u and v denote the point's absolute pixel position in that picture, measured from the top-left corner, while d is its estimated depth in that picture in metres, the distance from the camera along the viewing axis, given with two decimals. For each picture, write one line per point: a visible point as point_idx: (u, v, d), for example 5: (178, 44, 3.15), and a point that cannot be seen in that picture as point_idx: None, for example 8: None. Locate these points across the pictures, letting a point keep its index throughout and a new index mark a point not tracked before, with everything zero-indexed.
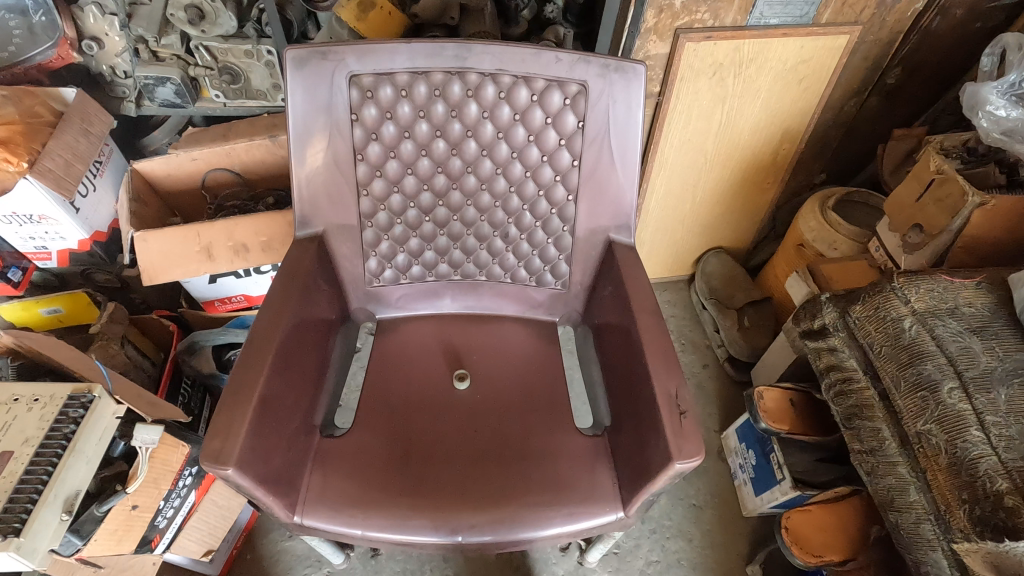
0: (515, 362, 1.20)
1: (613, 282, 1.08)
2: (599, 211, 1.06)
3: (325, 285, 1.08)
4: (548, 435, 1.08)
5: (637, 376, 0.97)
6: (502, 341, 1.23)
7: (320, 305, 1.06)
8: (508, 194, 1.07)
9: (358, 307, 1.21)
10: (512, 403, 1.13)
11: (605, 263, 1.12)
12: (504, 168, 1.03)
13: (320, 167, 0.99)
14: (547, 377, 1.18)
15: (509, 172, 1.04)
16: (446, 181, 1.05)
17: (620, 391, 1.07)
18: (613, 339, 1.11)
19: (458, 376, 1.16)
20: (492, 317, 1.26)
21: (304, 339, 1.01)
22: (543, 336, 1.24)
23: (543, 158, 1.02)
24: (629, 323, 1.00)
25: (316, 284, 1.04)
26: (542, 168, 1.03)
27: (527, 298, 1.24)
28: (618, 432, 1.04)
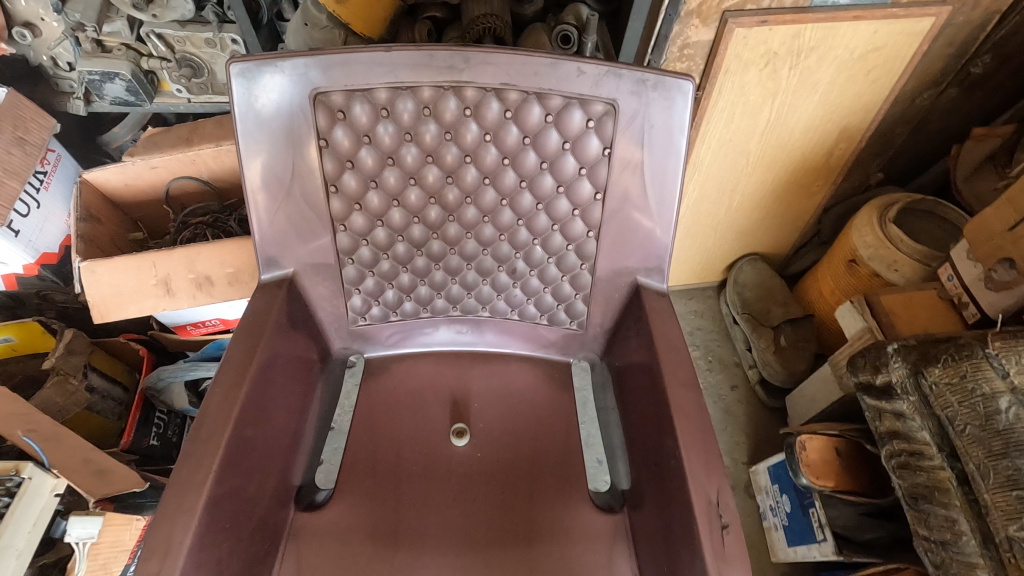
0: (522, 412, 1.04)
1: (639, 334, 0.90)
2: (626, 250, 0.88)
3: (299, 332, 0.91)
4: (557, 510, 0.93)
5: (665, 460, 0.80)
6: (508, 386, 1.07)
7: (295, 357, 0.91)
8: (515, 227, 0.88)
9: (342, 344, 1.05)
10: (518, 465, 0.98)
11: (630, 307, 0.94)
12: (511, 199, 0.85)
13: (285, 200, 0.82)
14: (560, 433, 1.02)
15: (517, 203, 0.85)
16: (441, 213, 0.87)
17: (642, 460, 0.91)
18: (636, 397, 0.94)
19: (455, 430, 1.01)
20: (497, 355, 1.10)
21: (277, 402, 0.86)
22: (554, 379, 1.08)
23: (559, 189, 0.83)
24: (656, 393, 0.83)
25: (288, 334, 0.88)
26: (557, 201, 0.84)
27: (537, 336, 1.07)
28: (639, 510, 0.89)
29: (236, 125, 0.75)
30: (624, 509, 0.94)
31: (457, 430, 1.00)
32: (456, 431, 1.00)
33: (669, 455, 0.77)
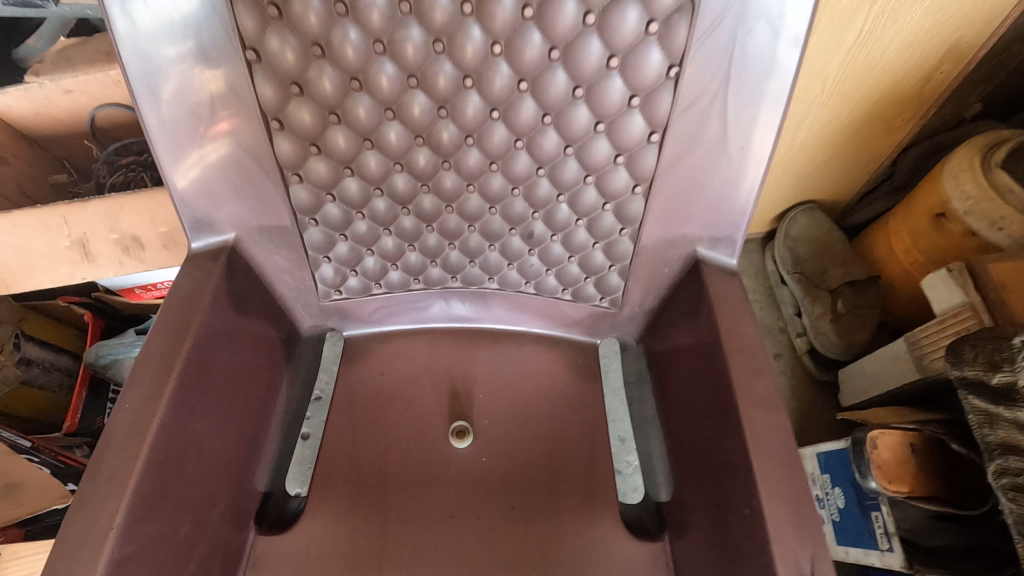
0: (538, 407, 0.84)
1: (693, 324, 0.68)
2: (683, 213, 0.64)
3: (249, 315, 0.70)
4: (581, 532, 0.75)
5: (721, 500, 0.60)
6: (519, 373, 0.87)
7: (245, 348, 0.70)
8: (534, 177, 0.65)
9: (313, 320, 0.85)
10: (532, 476, 0.79)
11: (683, 285, 0.71)
12: (529, 140, 0.61)
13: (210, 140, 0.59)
14: (584, 435, 0.82)
15: (537, 145, 0.62)
16: (432, 158, 0.64)
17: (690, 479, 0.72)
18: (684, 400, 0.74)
19: (456, 430, 0.82)
20: (507, 335, 0.89)
21: (225, 408, 0.66)
22: (577, 366, 0.87)
23: (596, 126, 0.59)
24: (717, 408, 0.62)
25: (233, 319, 0.66)
26: (593, 143, 0.61)
27: (557, 314, 0.86)
28: (685, 542, 0.70)
29: (118, 29, 0.51)
30: (666, 535, 0.75)
31: (457, 431, 0.81)
32: (457, 431, 0.82)
33: (732, 498, 0.57)
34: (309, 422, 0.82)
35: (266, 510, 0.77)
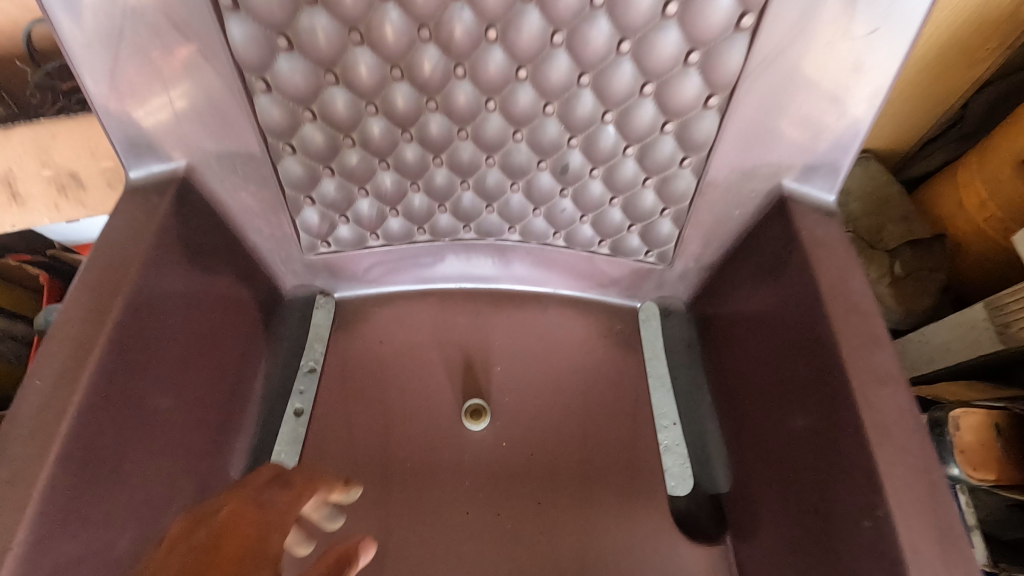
0: (567, 383, 0.71)
1: (772, 281, 0.54)
2: (769, 133, 0.50)
3: (207, 269, 0.56)
4: (622, 533, 0.63)
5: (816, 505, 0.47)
6: (544, 343, 0.73)
7: (206, 311, 0.56)
8: (574, 87, 0.50)
9: (296, 279, 0.70)
10: (562, 465, 0.66)
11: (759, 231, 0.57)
12: (571, 32, 0.46)
13: (145, 37, 0.45)
14: (622, 416, 0.69)
15: (580, 40, 0.47)
16: (442, 59, 0.49)
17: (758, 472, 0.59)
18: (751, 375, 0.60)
19: (470, 410, 0.68)
20: (529, 297, 0.75)
21: (184, 384, 0.53)
22: (613, 334, 0.73)
23: (663, 10, 0.44)
24: (811, 386, 0.48)
25: (183, 274, 0.52)
26: (656, 35, 0.46)
27: (590, 272, 0.71)
28: (754, 548, 0.58)
29: None
30: (727, 537, 0.62)
31: (471, 411, 0.68)
32: (471, 412, 0.68)
33: (836, 504, 0.44)
34: (296, 399, 0.68)
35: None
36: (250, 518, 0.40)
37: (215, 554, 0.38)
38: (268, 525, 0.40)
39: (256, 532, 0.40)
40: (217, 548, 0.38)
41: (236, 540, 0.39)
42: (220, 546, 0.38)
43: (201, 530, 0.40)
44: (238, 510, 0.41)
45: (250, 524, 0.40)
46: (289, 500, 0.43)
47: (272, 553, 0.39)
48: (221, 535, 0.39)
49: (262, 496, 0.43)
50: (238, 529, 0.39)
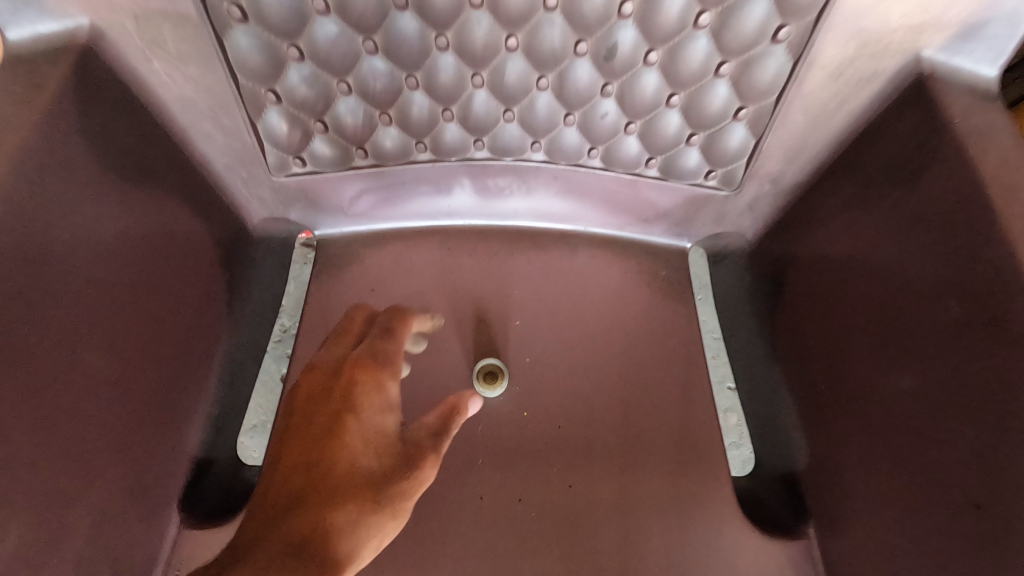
0: (601, 338, 0.58)
1: (898, 200, 0.41)
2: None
3: (123, 181, 0.42)
4: (669, 516, 0.51)
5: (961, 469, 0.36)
6: (574, 293, 0.60)
7: (130, 238, 0.42)
8: None
9: (266, 211, 0.56)
10: (597, 441, 0.54)
11: (881, 132, 0.43)
12: None
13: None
14: (669, 377, 0.56)
15: None
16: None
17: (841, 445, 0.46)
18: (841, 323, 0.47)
19: (481, 372, 0.56)
20: (554, 236, 0.62)
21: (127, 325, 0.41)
22: (657, 283, 0.60)
23: None
24: (943, 331, 0.37)
25: (81, 182, 0.39)
26: None
27: (631, 204, 0.57)
28: (843, 538, 0.46)
29: None
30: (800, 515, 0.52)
31: (484, 374, 0.55)
32: (484, 374, 0.55)
33: (1000, 453, 0.34)
34: (275, 364, 0.56)
35: (204, 493, 0.50)
36: (368, 373, 0.43)
37: (339, 409, 0.42)
38: (385, 381, 0.43)
39: (373, 390, 0.43)
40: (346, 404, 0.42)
41: (355, 397, 0.42)
42: (341, 403, 0.42)
43: (333, 380, 0.44)
44: (356, 363, 0.44)
45: (368, 380, 0.43)
46: (395, 354, 0.45)
47: (388, 411, 0.43)
48: (342, 392, 0.43)
49: (369, 354, 0.44)
50: (356, 386, 0.43)
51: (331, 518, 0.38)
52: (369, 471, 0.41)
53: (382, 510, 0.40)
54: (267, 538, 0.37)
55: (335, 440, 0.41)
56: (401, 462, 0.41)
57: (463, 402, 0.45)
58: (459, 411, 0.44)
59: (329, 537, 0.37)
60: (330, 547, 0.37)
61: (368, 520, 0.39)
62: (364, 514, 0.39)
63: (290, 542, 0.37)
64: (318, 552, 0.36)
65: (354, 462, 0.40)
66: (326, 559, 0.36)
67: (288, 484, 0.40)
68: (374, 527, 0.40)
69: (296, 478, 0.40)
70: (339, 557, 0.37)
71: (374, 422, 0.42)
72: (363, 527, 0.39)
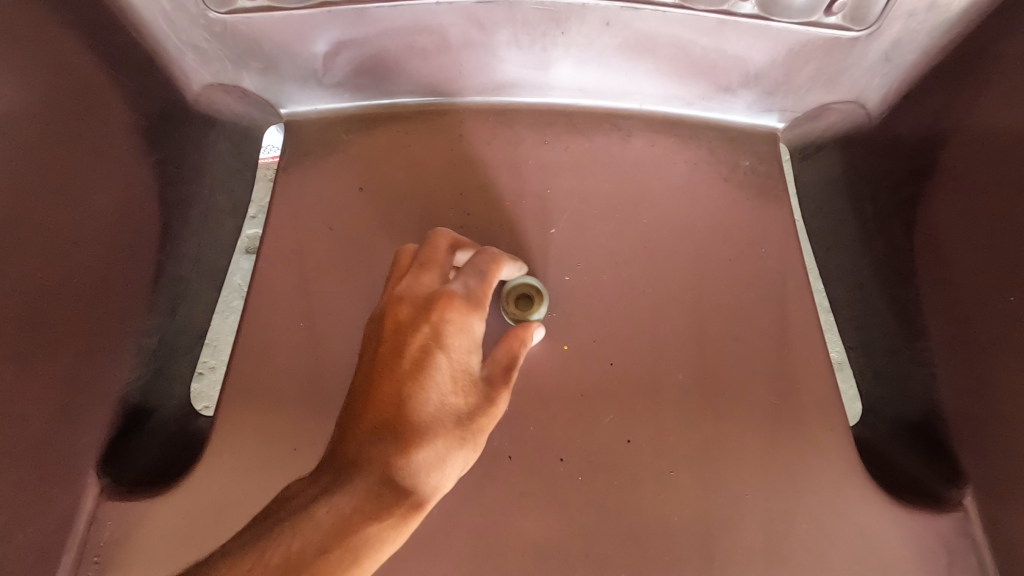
0: (664, 249, 0.43)
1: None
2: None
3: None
4: (752, 470, 0.38)
5: None
6: (627, 191, 0.45)
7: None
8: None
9: (210, 72, 0.41)
10: (664, 382, 0.40)
11: None
12: None
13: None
14: (755, 296, 0.42)
15: None
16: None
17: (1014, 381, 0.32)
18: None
19: (513, 295, 0.41)
20: (598, 118, 0.46)
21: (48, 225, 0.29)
22: (737, 177, 0.45)
23: None
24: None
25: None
26: None
27: (709, 64, 0.42)
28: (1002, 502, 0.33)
29: None
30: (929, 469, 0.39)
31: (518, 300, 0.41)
32: (517, 298, 0.41)
33: None
34: (238, 294, 0.46)
35: (133, 454, 0.37)
36: (460, 307, 0.31)
37: (427, 340, 0.31)
38: (478, 313, 0.32)
39: (465, 326, 0.31)
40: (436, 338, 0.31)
41: (444, 331, 0.31)
42: (428, 334, 0.31)
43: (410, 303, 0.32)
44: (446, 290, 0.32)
45: (458, 313, 0.31)
46: (491, 286, 0.33)
47: (477, 351, 0.32)
48: (429, 322, 0.31)
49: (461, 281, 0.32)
50: (445, 316, 0.31)
51: (415, 461, 0.29)
52: (457, 413, 0.31)
53: (469, 454, 0.31)
54: (343, 482, 0.28)
55: (420, 378, 0.30)
56: (490, 404, 0.31)
57: (526, 331, 0.34)
58: (523, 343, 0.34)
59: (413, 484, 0.29)
60: (416, 494, 0.29)
61: (454, 463, 0.30)
62: (450, 460, 0.30)
63: (370, 488, 0.28)
64: (401, 502, 0.28)
65: (441, 403, 0.30)
66: (413, 510, 0.28)
67: (363, 419, 0.30)
68: (460, 472, 0.31)
69: (370, 414, 0.30)
70: (423, 504, 0.29)
71: (464, 361, 0.31)
72: (449, 473, 0.30)
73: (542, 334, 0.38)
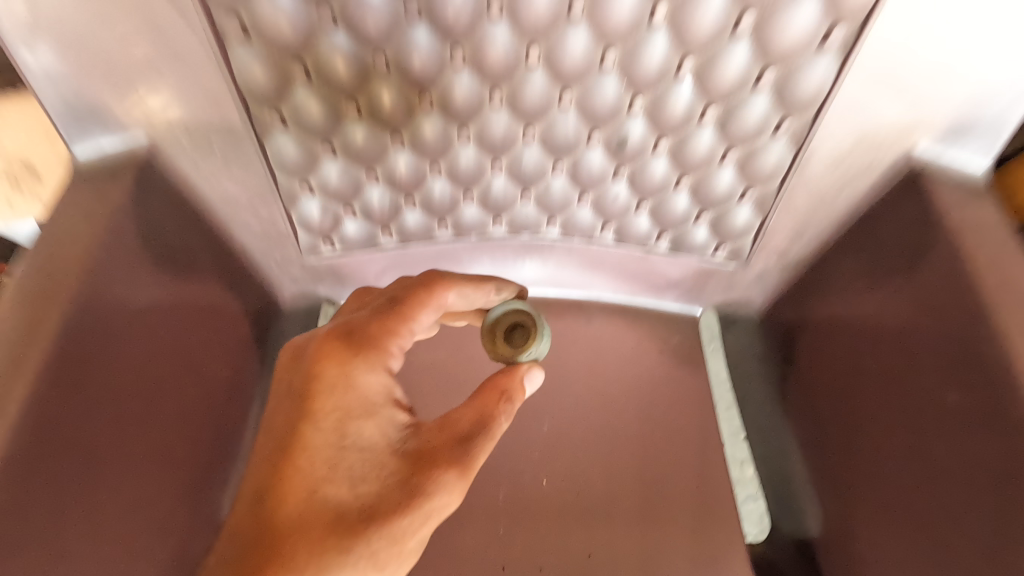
0: (619, 404, 0.59)
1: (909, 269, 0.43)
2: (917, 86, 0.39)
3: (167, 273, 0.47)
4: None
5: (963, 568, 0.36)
6: (590, 362, 0.61)
7: (150, 299, 0.44)
8: (664, 73, 0.40)
9: (295, 286, 0.59)
10: (617, 511, 0.54)
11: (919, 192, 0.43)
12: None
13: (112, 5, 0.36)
14: (683, 442, 0.58)
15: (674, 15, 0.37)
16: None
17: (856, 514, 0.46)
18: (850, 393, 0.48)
19: (510, 330, 0.45)
20: (570, 306, 0.64)
21: (126, 383, 0.40)
22: (670, 348, 0.62)
23: None
24: (949, 418, 0.38)
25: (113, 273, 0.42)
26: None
27: (642, 275, 0.60)
28: None
29: None
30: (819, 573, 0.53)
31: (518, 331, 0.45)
32: (513, 333, 0.45)
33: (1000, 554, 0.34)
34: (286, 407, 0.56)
35: None
36: (331, 368, 0.40)
37: (301, 423, 0.39)
38: (350, 365, 0.40)
39: (341, 387, 0.40)
40: (312, 405, 0.39)
41: (321, 396, 0.39)
42: (305, 401, 0.39)
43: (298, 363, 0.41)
44: (322, 351, 0.40)
45: (333, 366, 0.40)
46: (377, 333, 0.41)
47: (361, 417, 0.39)
48: (306, 384, 0.40)
49: (341, 331, 0.41)
50: (320, 374, 0.40)
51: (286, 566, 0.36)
52: (335, 507, 0.37)
53: (352, 546, 0.36)
54: None
55: (292, 479, 0.38)
56: (382, 481, 0.38)
57: (495, 389, 0.40)
58: (491, 403, 0.39)
59: None
60: None
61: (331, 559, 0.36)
62: (325, 558, 0.36)
63: None
64: None
65: (320, 500, 0.37)
66: None
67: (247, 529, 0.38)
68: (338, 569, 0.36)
69: (260, 513, 0.37)
70: None
71: (347, 436, 0.39)
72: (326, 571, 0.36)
73: (538, 378, 0.42)
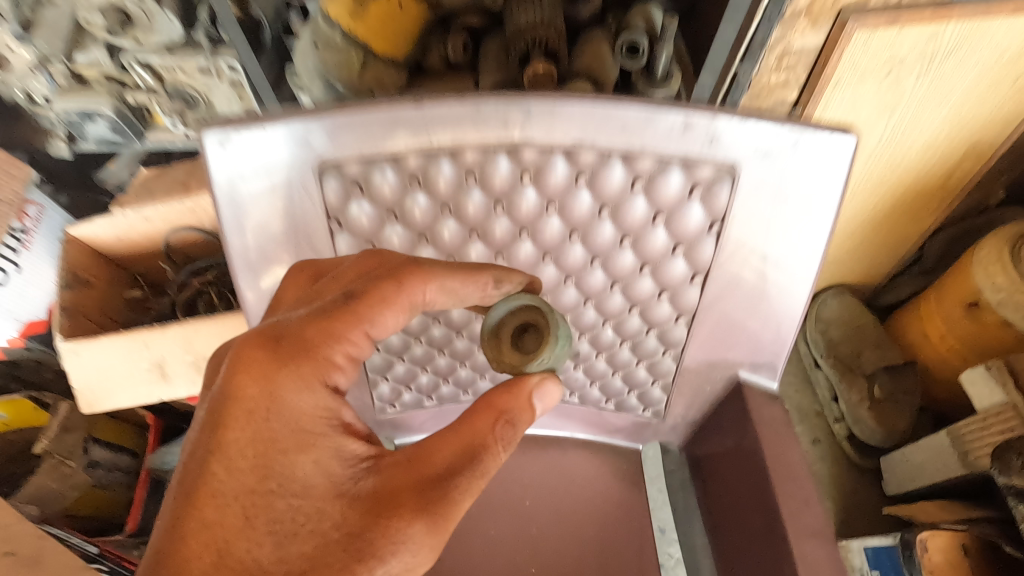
0: (584, 514, 0.83)
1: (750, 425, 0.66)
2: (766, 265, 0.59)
3: None
4: None
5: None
6: (564, 482, 0.86)
7: None
8: (597, 326, 0.69)
9: None
10: None
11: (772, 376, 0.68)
12: (596, 300, 0.65)
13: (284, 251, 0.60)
14: (628, 543, 0.81)
15: (602, 303, 0.66)
16: (512, 171, 0.55)
17: None
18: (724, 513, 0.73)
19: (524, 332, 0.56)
20: (551, 441, 0.90)
21: None
22: (620, 473, 0.87)
23: (651, 284, 0.63)
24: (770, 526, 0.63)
25: None
26: (654, 302, 0.64)
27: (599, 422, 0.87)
28: None
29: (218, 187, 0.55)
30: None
31: (518, 327, 0.56)
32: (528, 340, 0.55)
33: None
34: None
35: None
36: (246, 383, 0.48)
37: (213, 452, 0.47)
38: (267, 373, 0.48)
39: (257, 400, 0.48)
40: (223, 432, 0.48)
41: (240, 414, 0.48)
42: (226, 418, 0.48)
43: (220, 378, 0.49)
44: (237, 368, 0.48)
45: (249, 377, 0.48)
46: (297, 338, 0.50)
47: (284, 432, 0.48)
48: (229, 399, 0.48)
49: (267, 334, 0.50)
50: (240, 390, 0.48)
51: None
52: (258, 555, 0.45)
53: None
54: None
55: (202, 525, 0.45)
56: (329, 513, 0.47)
57: (501, 403, 0.50)
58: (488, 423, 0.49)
59: None
60: None
61: None
62: None
63: None
64: None
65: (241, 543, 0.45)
66: None
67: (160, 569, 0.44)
68: None
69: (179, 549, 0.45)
70: None
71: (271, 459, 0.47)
72: None
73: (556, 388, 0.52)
